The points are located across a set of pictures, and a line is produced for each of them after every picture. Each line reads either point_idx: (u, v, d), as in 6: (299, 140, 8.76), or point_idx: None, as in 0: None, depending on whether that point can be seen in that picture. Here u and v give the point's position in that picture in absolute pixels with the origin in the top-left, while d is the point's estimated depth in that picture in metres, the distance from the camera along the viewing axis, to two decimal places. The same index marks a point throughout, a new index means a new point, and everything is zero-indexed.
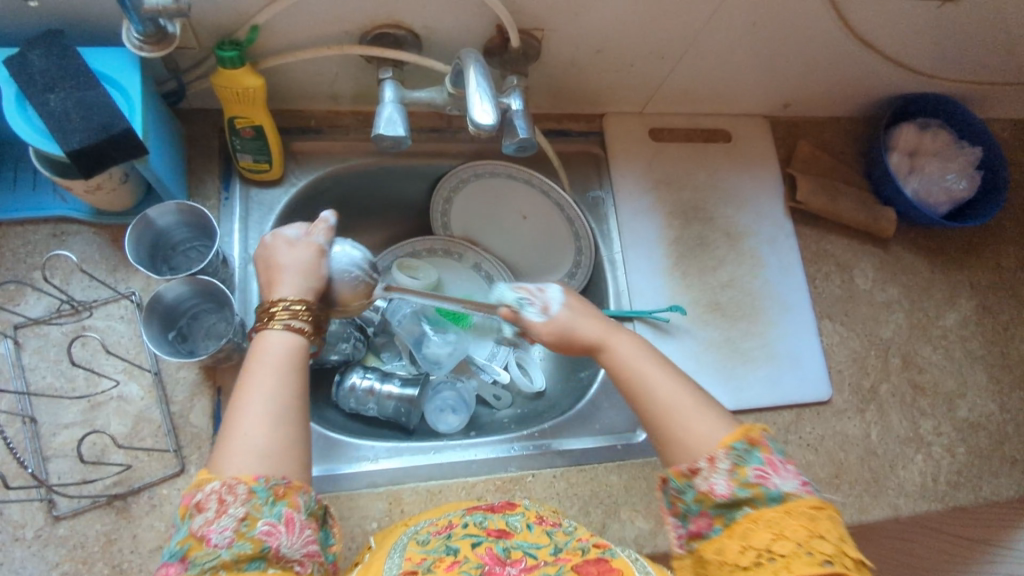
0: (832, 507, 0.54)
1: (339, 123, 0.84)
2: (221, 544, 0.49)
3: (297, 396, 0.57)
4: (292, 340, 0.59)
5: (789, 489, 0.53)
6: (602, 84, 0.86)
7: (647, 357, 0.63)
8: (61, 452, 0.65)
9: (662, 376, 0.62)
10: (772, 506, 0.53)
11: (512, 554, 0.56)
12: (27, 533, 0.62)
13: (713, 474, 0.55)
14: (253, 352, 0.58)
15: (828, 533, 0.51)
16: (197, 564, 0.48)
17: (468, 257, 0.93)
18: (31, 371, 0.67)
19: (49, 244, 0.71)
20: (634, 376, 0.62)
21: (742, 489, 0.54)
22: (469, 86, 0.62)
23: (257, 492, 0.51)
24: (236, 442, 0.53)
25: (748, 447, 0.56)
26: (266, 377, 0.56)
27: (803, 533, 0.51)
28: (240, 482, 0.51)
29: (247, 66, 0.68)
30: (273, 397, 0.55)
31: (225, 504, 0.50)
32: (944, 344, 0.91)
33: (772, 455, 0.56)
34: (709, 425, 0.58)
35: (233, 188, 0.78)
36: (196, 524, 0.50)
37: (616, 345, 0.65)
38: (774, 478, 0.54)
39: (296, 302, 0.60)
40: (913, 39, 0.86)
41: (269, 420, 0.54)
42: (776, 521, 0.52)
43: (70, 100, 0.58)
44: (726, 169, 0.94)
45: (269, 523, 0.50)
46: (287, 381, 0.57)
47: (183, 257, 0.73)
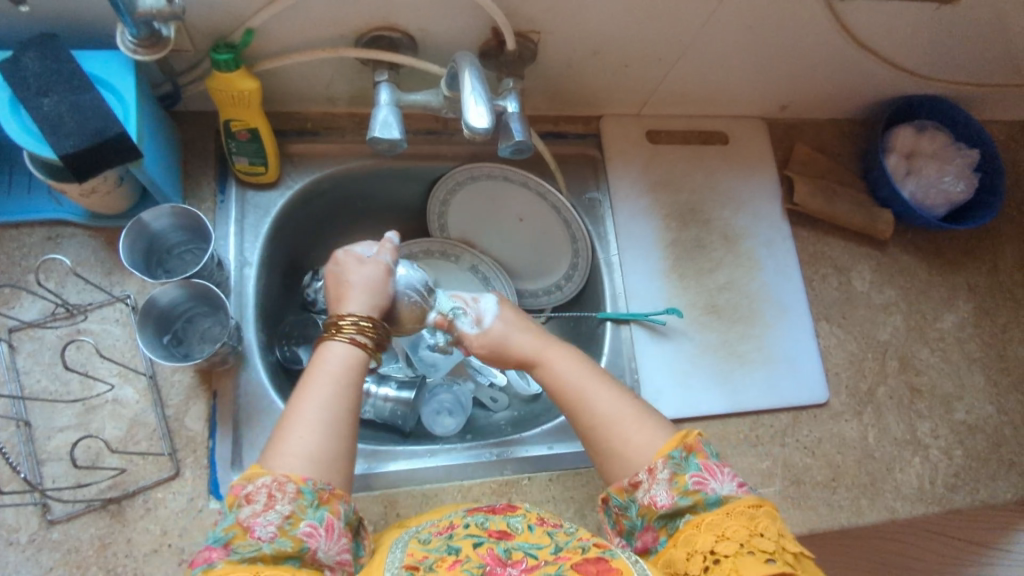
0: (770, 504, 0.55)
1: (335, 125, 0.84)
2: (263, 538, 0.49)
3: (351, 406, 0.58)
4: (351, 355, 0.61)
5: (726, 492, 0.55)
6: (599, 86, 0.86)
7: (587, 375, 0.65)
8: (55, 456, 0.65)
9: (601, 391, 0.64)
10: (712, 510, 0.54)
11: (512, 554, 0.55)
12: (21, 537, 0.62)
13: (653, 485, 0.57)
14: (315, 360, 0.60)
15: (767, 529, 0.52)
16: (238, 552, 0.49)
17: (465, 259, 0.93)
18: (26, 375, 0.67)
19: (44, 247, 0.71)
20: (570, 390, 0.64)
21: (683, 497, 0.55)
22: (465, 89, 0.62)
23: (305, 493, 0.51)
24: (288, 443, 0.54)
25: (685, 454, 0.57)
26: (323, 384, 0.58)
27: (744, 533, 0.52)
28: (290, 480, 0.51)
29: (242, 70, 0.68)
30: (328, 404, 0.57)
31: (273, 499, 0.51)
32: (942, 346, 0.91)
33: (707, 459, 0.58)
34: (650, 437, 0.60)
35: (229, 191, 0.77)
36: (243, 514, 0.50)
37: (551, 361, 0.66)
38: (712, 482, 0.56)
39: (362, 319, 0.63)
40: (910, 41, 0.85)
41: (321, 425, 0.55)
42: (716, 523, 0.53)
43: (64, 104, 0.57)
44: (723, 171, 0.93)
45: (311, 526, 0.50)
46: (342, 390, 0.58)
47: (179, 260, 0.72)
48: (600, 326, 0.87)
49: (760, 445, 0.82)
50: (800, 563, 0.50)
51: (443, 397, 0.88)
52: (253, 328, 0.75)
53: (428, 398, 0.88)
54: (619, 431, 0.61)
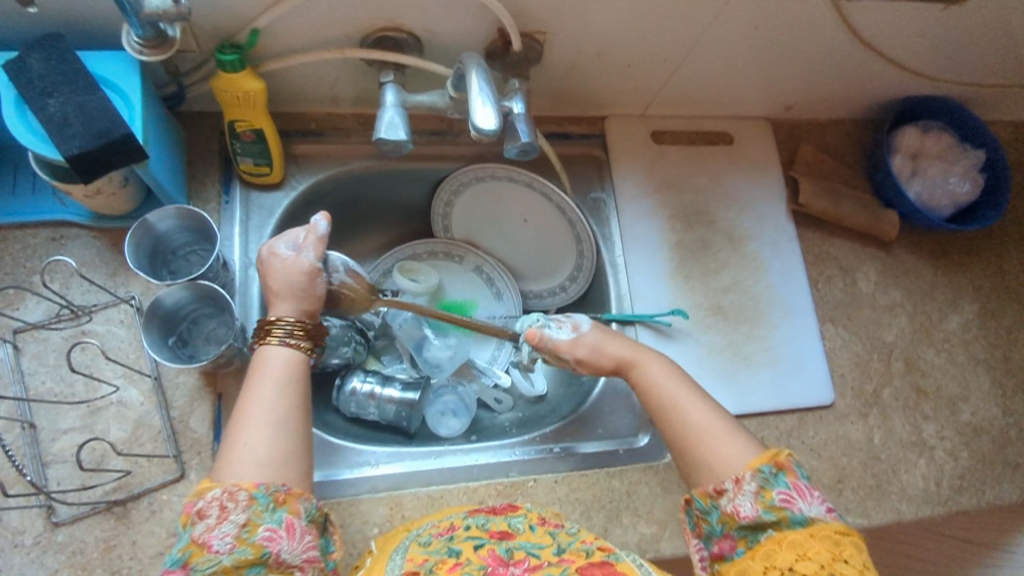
0: (857, 534, 0.55)
1: (340, 126, 0.84)
2: (222, 550, 0.50)
3: (298, 404, 0.57)
4: (290, 357, 0.59)
5: (813, 514, 0.55)
6: (604, 86, 0.86)
7: (677, 383, 0.65)
8: (61, 458, 0.65)
9: (696, 403, 0.63)
10: (795, 530, 0.54)
11: (515, 554, 0.56)
12: (26, 539, 0.62)
13: (738, 496, 0.57)
14: (254, 363, 0.59)
15: (852, 558, 0.52)
16: (199, 569, 0.49)
17: (469, 260, 0.93)
18: (30, 376, 0.67)
19: (49, 248, 0.71)
20: (658, 397, 0.65)
21: (767, 512, 0.55)
22: (471, 90, 0.62)
23: (258, 499, 0.51)
24: (236, 452, 0.53)
25: (775, 471, 0.57)
26: (266, 387, 0.57)
27: (826, 556, 0.52)
28: (240, 489, 0.51)
29: (247, 70, 0.68)
30: (272, 405, 0.56)
31: (226, 511, 0.51)
32: (948, 348, 0.91)
33: (798, 479, 0.57)
34: (737, 450, 0.59)
35: (233, 192, 0.77)
36: (197, 530, 0.51)
37: (647, 365, 0.67)
38: (799, 503, 0.55)
39: (295, 323, 0.61)
40: (917, 42, 0.85)
41: (268, 428, 0.55)
42: (800, 543, 0.53)
43: (70, 105, 0.57)
44: (728, 172, 0.93)
45: (270, 530, 0.51)
46: (287, 389, 0.57)
47: (183, 261, 0.72)
48: (606, 327, 0.87)
49: (766, 447, 0.81)
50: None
51: (447, 398, 0.88)
52: (257, 329, 0.75)
53: (432, 400, 0.87)
54: (709, 441, 0.60)
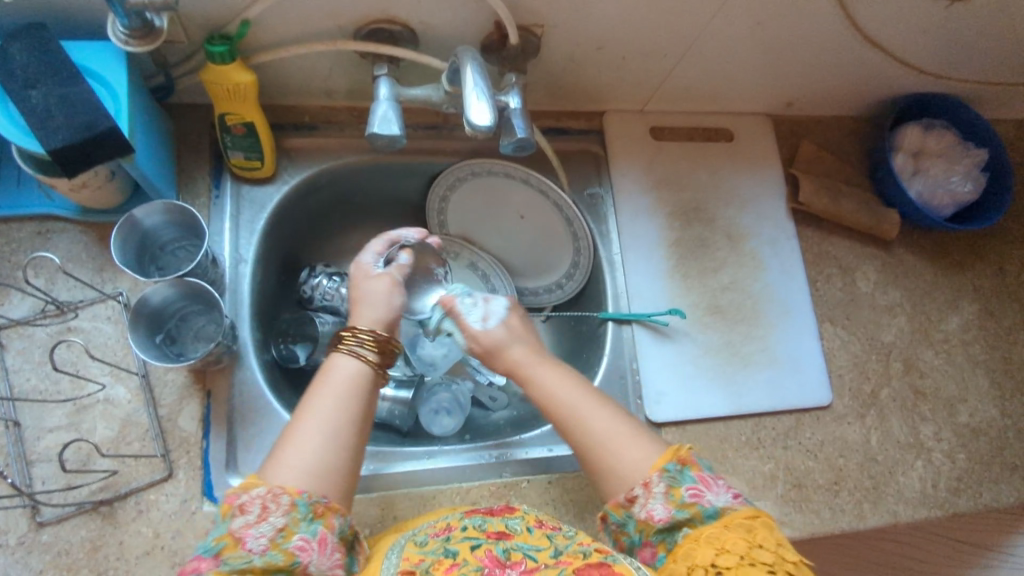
0: (768, 515, 0.55)
1: (333, 119, 0.82)
2: (254, 550, 0.49)
3: (356, 421, 0.57)
4: (355, 368, 0.60)
5: (722, 504, 0.55)
6: (602, 81, 0.84)
7: (575, 390, 0.64)
8: (46, 456, 0.64)
9: (596, 411, 0.63)
10: (709, 523, 0.54)
11: (512, 556, 0.55)
12: (10, 540, 0.61)
13: (650, 500, 0.57)
14: (322, 375, 0.60)
15: (766, 539, 0.51)
16: (229, 564, 0.49)
17: (465, 256, 0.92)
18: (15, 374, 0.66)
19: (34, 243, 0.69)
20: (556, 406, 0.63)
21: (679, 510, 0.55)
22: (466, 84, 0.60)
23: (299, 506, 0.51)
24: (287, 453, 0.54)
25: (679, 468, 0.58)
26: (326, 398, 0.57)
27: (743, 545, 0.51)
28: (284, 492, 0.51)
29: (237, 62, 0.66)
30: (331, 416, 0.56)
31: (266, 511, 0.51)
32: (947, 349, 0.90)
33: (703, 472, 0.58)
34: (641, 454, 0.60)
35: (224, 186, 0.76)
36: (236, 524, 0.50)
37: (542, 378, 0.65)
38: (707, 495, 0.56)
39: (369, 335, 0.62)
40: (921, 38, 0.84)
41: (321, 437, 0.55)
42: (714, 535, 0.53)
43: (52, 97, 0.56)
44: (727, 169, 0.92)
45: (304, 540, 0.50)
46: (348, 403, 0.58)
47: (171, 256, 0.71)
48: (602, 326, 0.86)
49: (762, 448, 0.81)
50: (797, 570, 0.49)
51: (442, 396, 0.87)
52: (248, 327, 0.74)
53: (426, 398, 0.87)
54: (613, 448, 0.60)
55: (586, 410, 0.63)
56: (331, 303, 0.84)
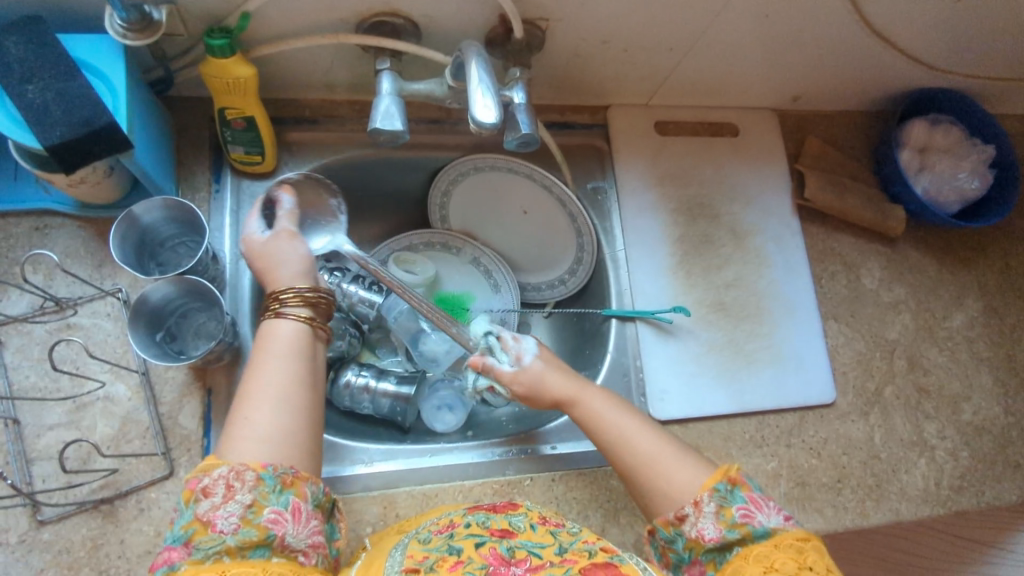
0: (818, 538, 0.56)
1: (334, 113, 0.81)
2: (226, 531, 0.49)
3: (304, 386, 0.57)
4: (297, 335, 0.60)
5: (774, 524, 0.56)
6: (607, 75, 0.83)
7: (621, 416, 0.65)
8: (45, 454, 0.63)
9: (642, 433, 0.64)
10: (761, 542, 0.55)
11: (516, 554, 0.54)
12: (11, 538, 0.61)
13: (701, 519, 0.58)
14: (262, 343, 0.59)
15: (817, 563, 0.53)
16: (201, 549, 0.49)
17: (467, 251, 0.91)
18: (14, 371, 0.65)
19: (32, 238, 0.68)
20: (606, 430, 0.65)
21: (731, 530, 0.56)
22: (470, 80, 0.59)
23: (265, 480, 0.51)
24: (241, 430, 0.53)
25: (730, 487, 0.58)
26: (274, 367, 0.57)
27: (792, 565, 0.53)
28: (248, 468, 0.51)
29: (237, 56, 0.65)
30: (279, 385, 0.56)
31: (232, 490, 0.50)
32: (951, 346, 0.89)
33: (753, 492, 0.59)
34: (687, 475, 0.60)
35: (225, 180, 0.75)
36: (202, 509, 0.50)
37: (590, 402, 0.67)
38: (759, 515, 0.57)
39: (301, 292, 0.62)
40: (930, 32, 0.83)
41: (272, 406, 0.55)
42: (765, 556, 0.54)
43: (49, 92, 0.55)
44: (732, 164, 0.91)
45: (275, 512, 0.50)
46: (294, 370, 0.58)
47: (172, 252, 0.70)
48: (605, 323, 0.86)
49: (766, 446, 0.80)
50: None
51: (445, 392, 0.86)
52: (249, 323, 0.73)
53: (428, 395, 0.85)
54: (660, 468, 0.61)
55: (631, 433, 0.64)
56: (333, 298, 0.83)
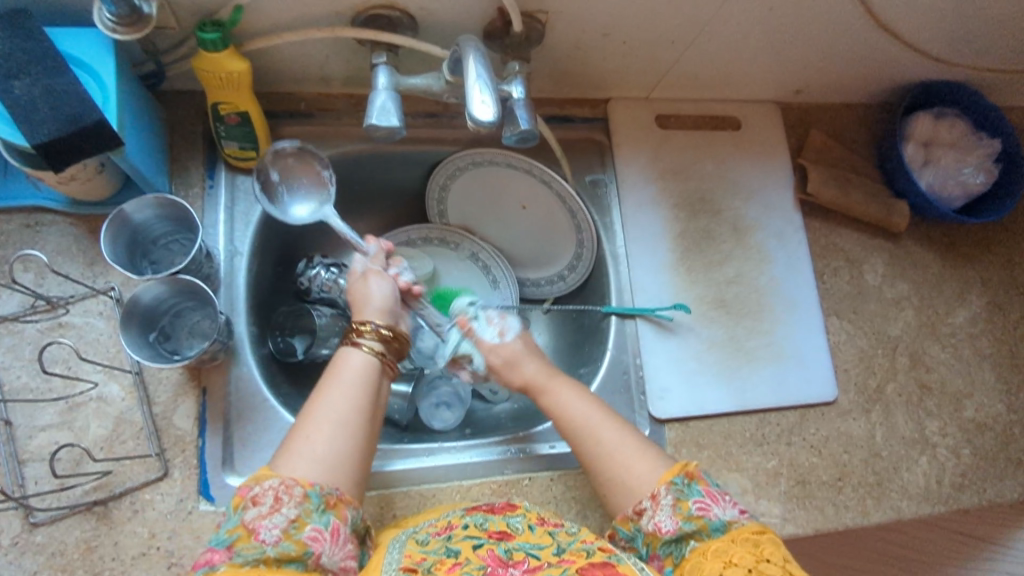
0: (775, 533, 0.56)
1: (330, 107, 0.80)
2: (267, 541, 0.50)
3: (366, 414, 0.59)
4: (367, 364, 0.63)
5: (729, 518, 0.58)
6: (607, 68, 0.82)
7: (591, 407, 0.67)
8: (38, 456, 0.62)
9: (609, 425, 0.66)
10: (716, 536, 0.57)
11: (514, 555, 0.54)
12: (3, 540, 0.60)
13: (657, 512, 0.59)
14: (334, 369, 0.62)
15: (773, 555, 0.53)
16: (242, 555, 0.50)
17: (465, 247, 0.90)
18: (5, 371, 0.64)
19: (22, 236, 0.67)
20: (573, 422, 0.67)
21: (686, 521, 0.57)
22: (468, 76, 0.58)
23: (311, 497, 0.53)
24: (297, 445, 0.56)
25: (687, 481, 0.60)
26: (337, 391, 0.59)
27: (750, 559, 0.53)
28: (298, 484, 0.53)
29: (230, 49, 0.64)
30: (341, 409, 0.58)
31: (280, 502, 0.52)
32: (954, 343, 0.88)
33: (710, 488, 0.60)
34: (646, 470, 0.62)
35: (219, 176, 0.74)
36: (248, 516, 0.51)
37: (558, 393, 0.69)
38: (715, 509, 0.58)
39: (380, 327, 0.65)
40: (936, 24, 0.81)
41: (331, 428, 0.57)
42: (720, 550, 0.55)
43: (38, 88, 0.53)
44: (734, 159, 0.90)
45: (316, 530, 0.51)
46: (357, 396, 0.59)
47: (165, 250, 0.69)
48: (605, 320, 0.85)
49: (767, 444, 0.80)
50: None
51: (444, 390, 0.86)
52: (245, 321, 0.72)
53: (426, 393, 0.85)
54: (620, 461, 0.63)
55: (597, 424, 0.66)
56: (330, 295, 0.82)
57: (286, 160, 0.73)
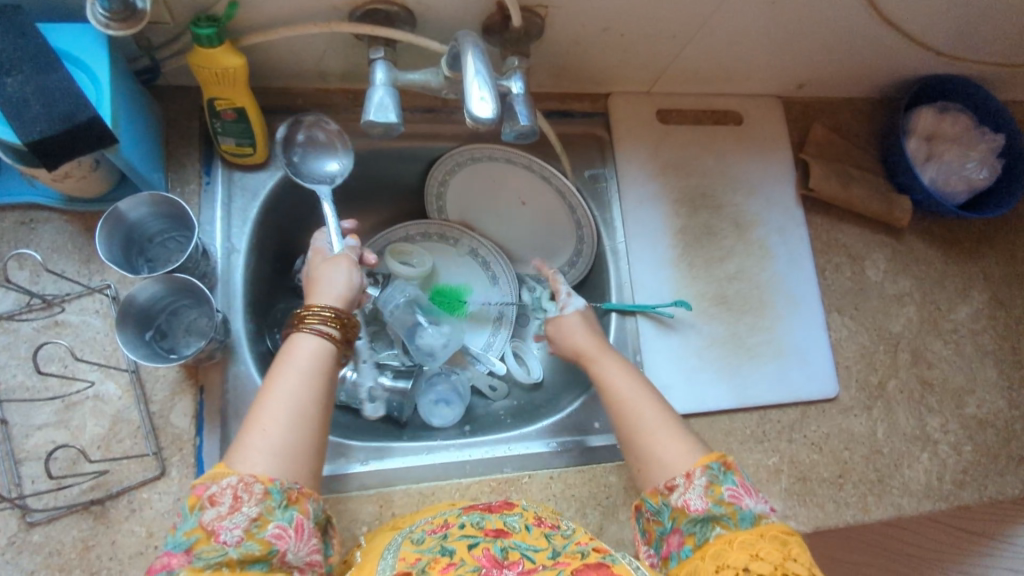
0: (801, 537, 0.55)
1: (327, 102, 0.79)
2: (229, 542, 0.49)
3: (321, 402, 0.57)
4: (321, 347, 0.60)
5: (760, 512, 0.56)
6: (607, 62, 0.81)
7: (636, 381, 0.68)
8: (34, 455, 0.62)
9: (648, 401, 0.65)
10: (744, 527, 0.55)
11: (510, 556, 0.53)
12: (0, 540, 0.60)
13: (689, 490, 0.58)
14: (285, 354, 0.59)
15: (800, 556, 0.52)
16: (203, 558, 0.48)
17: (464, 242, 0.90)
18: (1, 370, 0.64)
19: (17, 233, 0.67)
20: (615, 393, 0.67)
21: (717, 505, 0.57)
22: (467, 72, 0.57)
23: (272, 494, 0.51)
24: (254, 439, 0.53)
25: (723, 469, 0.59)
26: (291, 378, 0.57)
27: (776, 555, 0.52)
28: (257, 481, 0.51)
29: (225, 45, 0.63)
30: (298, 399, 0.56)
31: (239, 501, 0.50)
32: (955, 339, 0.88)
33: (744, 480, 0.59)
34: (677, 452, 0.61)
35: (215, 172, 0.73)
36: (207, 517, 0.50)
37: (604, 365, 0.70)
38: (747, 499, 0.57)
39: (329, 309, 0.61)
40: (941, 18, 0.80)
41: (287, 421, 0.54)
42: (748, 542, 0.54)
43: (30, 85, 0.53)
44: (735, 154, 0.89)
45: (279, 527, 0.50)
46: (312, 384, 0.57)
47: (162, 248, 0.69)
48: (605, 317, 0.84)
49: (768, 441, 0.79)
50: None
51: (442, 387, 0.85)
52: (242, 318, 0.72)
53: (427, 389, 0.84)
54: (657, 439, 0.62)
55: (639, 398, 0.66)
56: None
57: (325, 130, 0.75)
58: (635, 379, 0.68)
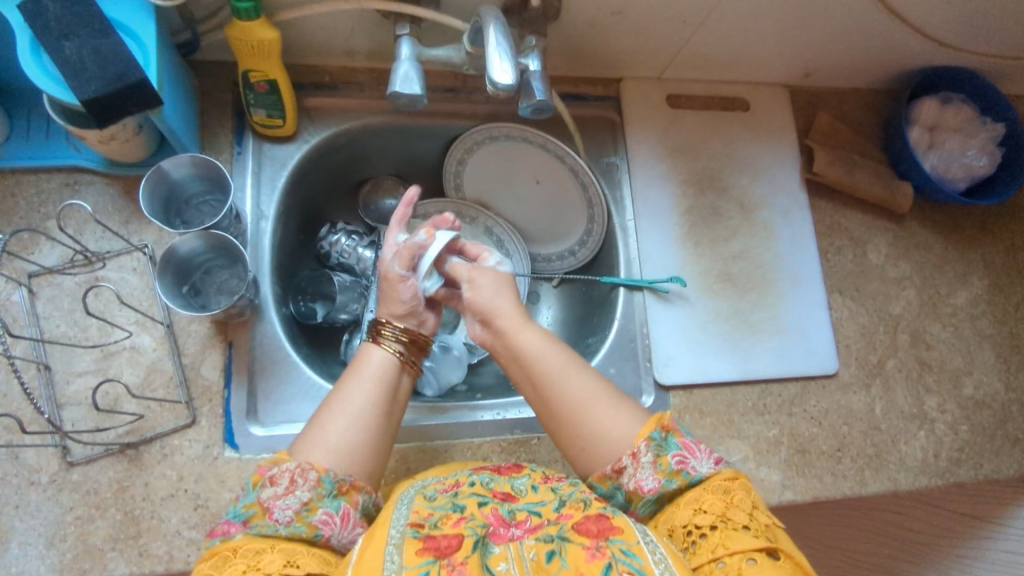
0: (746, 477, 0.59)
1: (353, 80, 0.83)
2: (281, 520, 0.54)
3: (381, 406, 0.63)
4: (388, 361, 0.67)
5: (704, 471, 0.59)
6: (620, 48, 0.85)
7: (564, 360, 0.66)
8: (75, 400, 0.66)
9: (583, 375, 0.65)
10: (693, 488, 0.59)
11: (517, 515, 0.56)
12: (42, 477, 0.64)
13: (639, 470, 0.60)
14: (356, 363, 0.66)
15: (741, 501, 0.57)
16: (258, 530, 0.54)
17: (480, 221, 0.94)
18: (45, 320, 0.68)
19: (62, 193, 0.71)
20: (545, 374, 0.65)
21: (669, 480, 0.59)
22: (489, 44, 0.61)
23: (324, 483, 0.56)
24: (317, 435, 0.59)
25: (664, 435, 0.61)
26: (360, 387, 0.64)
27: (719, 505, 0.56)
28: (312, 468, 0.56)
29: (263, 19, 0.67)
30: (358, 401, 0.62)
31: (294, 484, 0.55)
32: (954, 323, 0.91)
33: (685, 438, 0.61)
34: (626, 425, 0.62)
35: (246, 143, 0.77)
36: (265, 495, 0.55)
37: (527, 344, 0.67)
38: (692, 462, 0.60)
39: (404, 330, 0.69)
40: (943, 9, 0.83)
41: (347, 422, 0.60)
42: (696, 500, 0.58)
43: (86, 48, 0.57)
44: (742, 138, 0.92)
45: (327, 514, 0.55)
46: (375, 393, 0.63)
47: (196, 211, 0.73)
48: (613, 292, 0.88)
49: (768, 413, 0.82)
50: (771, 531, 0.55)
51: (455, 354, 0.88)
52: (269, 282, 0.76)
53: (438, 355, 0.87)
54: (603, 415, 0.63)
55: (567, 374, 0.65)
56: (347, 260, 0.88)
57: (398, 191, 0.94)
58: (547, 340, 0.68)
